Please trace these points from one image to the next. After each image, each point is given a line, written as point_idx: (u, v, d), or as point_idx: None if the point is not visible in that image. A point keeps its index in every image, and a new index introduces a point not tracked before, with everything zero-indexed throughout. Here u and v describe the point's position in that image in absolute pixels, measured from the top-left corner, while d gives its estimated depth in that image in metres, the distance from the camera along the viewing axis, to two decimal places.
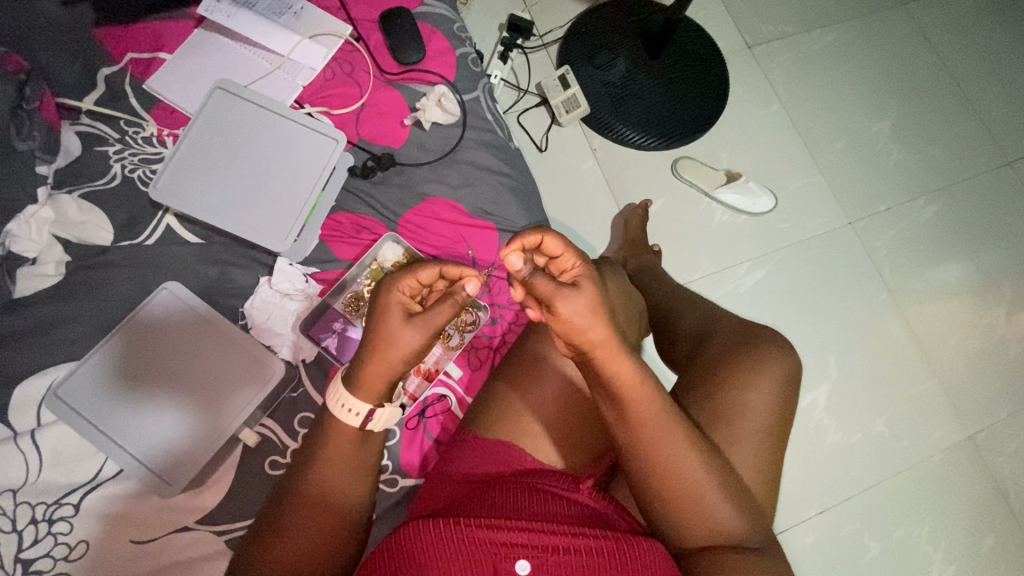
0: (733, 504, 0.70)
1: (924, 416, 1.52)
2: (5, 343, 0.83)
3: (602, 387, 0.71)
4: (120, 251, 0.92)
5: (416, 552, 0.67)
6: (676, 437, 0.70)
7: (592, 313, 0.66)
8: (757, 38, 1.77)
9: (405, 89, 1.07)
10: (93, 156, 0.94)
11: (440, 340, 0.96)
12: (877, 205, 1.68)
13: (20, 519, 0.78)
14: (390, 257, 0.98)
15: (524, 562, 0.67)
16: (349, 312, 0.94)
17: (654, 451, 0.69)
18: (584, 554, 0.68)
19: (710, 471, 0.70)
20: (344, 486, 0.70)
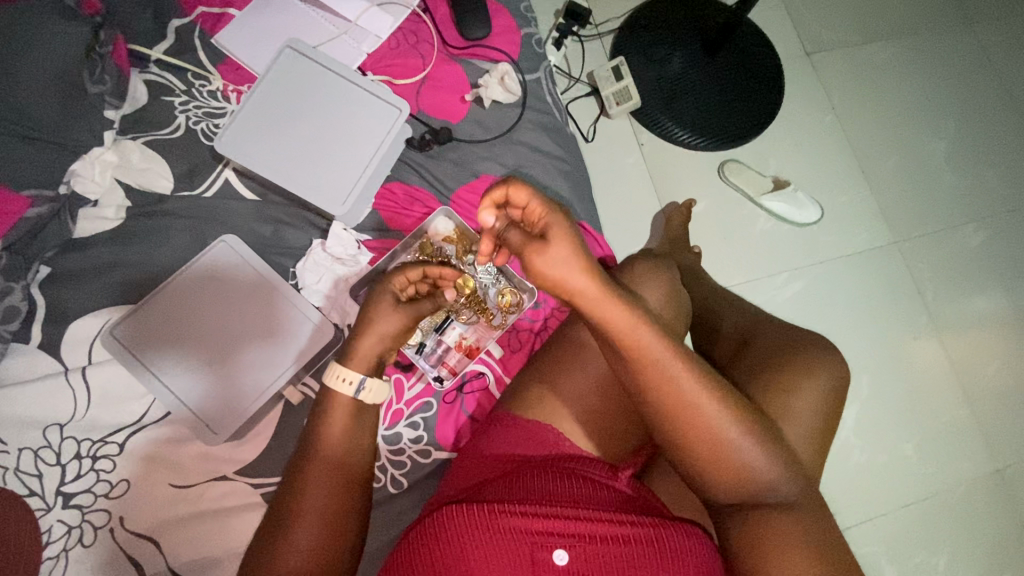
0: (763, 456, 0.66)
1: (954, 445, 1.48)
2: (63, 280, 0.87)
3: (602, 336, 0.67)
4: (178, 201, 0.93)
5: (452, 535, 0.68)
6: (693, 387, 0.65)
7: (571, 262, 0.63)
8: (817, 45, 1.73)
9: (468, 64, 1.06)
10: (159, 106, 0.96)
11: (482, 317, 0.97)
12: (925, 226, 1.64)
13: (65, 453, 0.80)
14: (441, 231, 0.97)
15: (562, 553, 0.67)
16: None
17: (671, 405, 0.65)
18: (623, 546, 0.68)
19: (733, 418, 0.66)
20: (349, 450, 0.69)
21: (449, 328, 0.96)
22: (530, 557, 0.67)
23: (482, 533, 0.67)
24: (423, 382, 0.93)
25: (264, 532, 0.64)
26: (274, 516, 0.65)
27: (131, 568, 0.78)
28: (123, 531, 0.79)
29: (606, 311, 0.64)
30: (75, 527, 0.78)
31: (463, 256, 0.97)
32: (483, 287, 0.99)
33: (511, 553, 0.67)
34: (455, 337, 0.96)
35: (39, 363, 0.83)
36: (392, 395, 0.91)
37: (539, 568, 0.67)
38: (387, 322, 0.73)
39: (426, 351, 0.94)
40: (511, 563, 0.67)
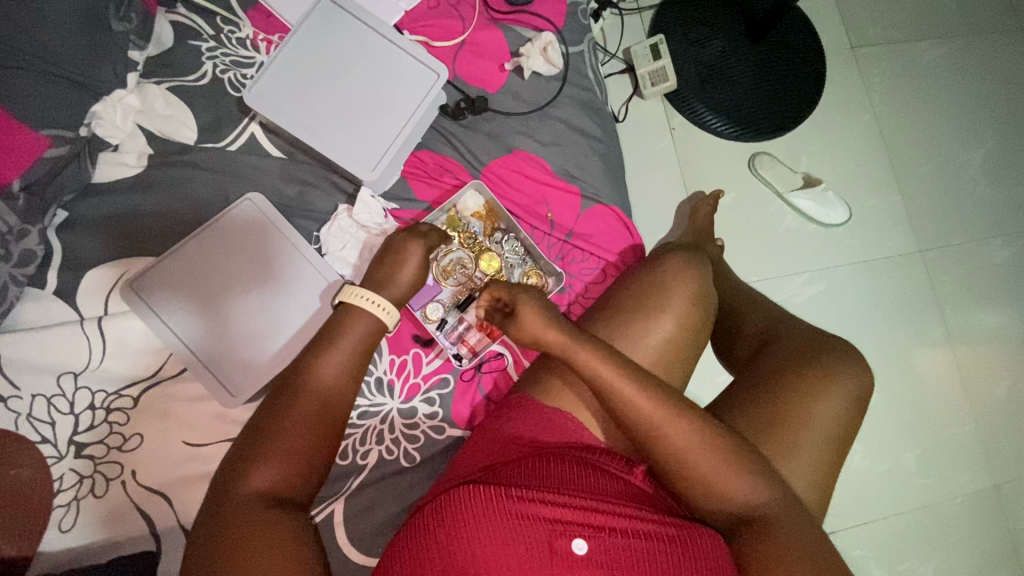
0: (745, 474, 0.69)
1: (955, 459, 1.49)
2: (82, 227, 0.84)
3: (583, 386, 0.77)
4: (202, 153, 0.89)
5: (465, 518, 0.66)
6: (668, 422, 0.70)
7: (541, 320, 0.78)
8: (863, 39, 1.66)
9: (509, 31, 1.01)
10: (185, 50, 0.91)
11: None
12: (951, 238, 1.60)
13: (78, 403, 0.79)
14: (470, 205, 0.95)
15: (581, 542, 0.66)
16: None
17: (639, 433, 0.71)
18: (644, 539, 0.67)
19: (717, 446, 0.69)
20: (336, 394, 0.65)
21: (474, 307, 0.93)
22: (548, 546, 0.65)
23: (498, 520, 0.65)
24: (441, 358, 0.91)
25: (224, 473, 0.59)
26: (237, 452, 0.60)
27: (143, 522, 0.78)
28: (136, 484, 0.79)
29: (582, 361, 0.74)
30: (87, 478, 0.78)
31: (491, 234, 0.97)
32: (509, 269, 0.96)
33: (529, 540, 0.65)
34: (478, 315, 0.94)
35: (55, 310, 0.81)
36: (409, 368, 0.90)
37: (557, 558, 0.65)
38: (413, 267, 0.77)
39: (449, 328, 0.93)
40: (526, 550, 0.65)
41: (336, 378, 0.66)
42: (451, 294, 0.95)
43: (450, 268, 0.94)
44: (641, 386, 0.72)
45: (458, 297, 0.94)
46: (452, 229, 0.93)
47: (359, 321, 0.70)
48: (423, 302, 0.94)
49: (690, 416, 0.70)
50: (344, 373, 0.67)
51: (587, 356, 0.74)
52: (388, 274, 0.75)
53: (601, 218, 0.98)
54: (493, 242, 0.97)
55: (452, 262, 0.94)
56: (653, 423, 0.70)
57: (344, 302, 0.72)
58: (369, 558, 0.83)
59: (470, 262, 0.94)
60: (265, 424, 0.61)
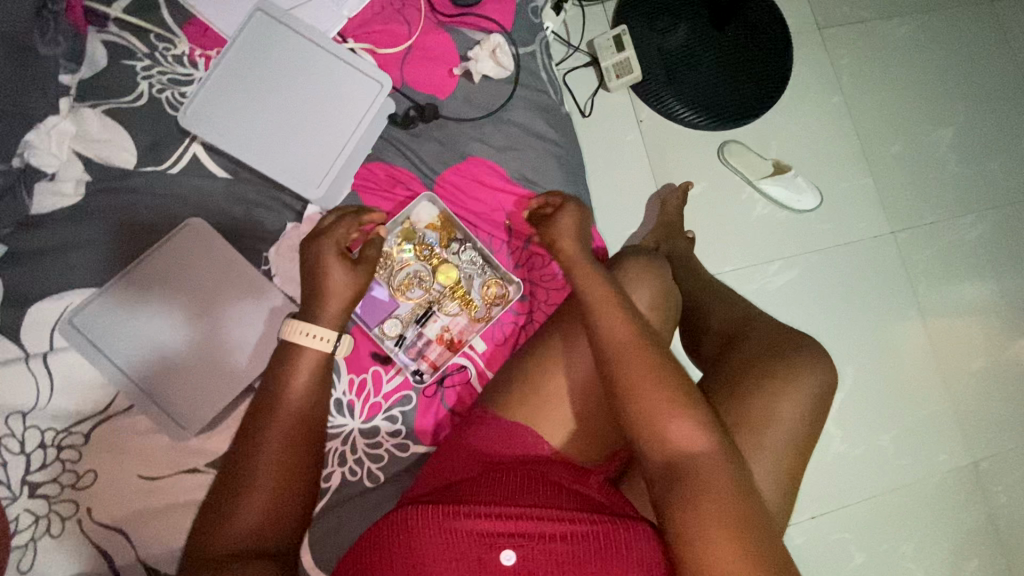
0: (698, 422, 0.64)
1: (932, 436, 1.50)
2: (22, 261, 0.82)
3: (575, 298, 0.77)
4: (143, 177, 0.87)
5: (403, 537, 0.65)
6: (637, 345, 0.68)
7: (571, 230, 0.81)
8: (830, 20, 1.64)
9: (457, 34, 0.98)
10: (119, 71, 0.88)
11: (464, 309, 0.94)
12: (924, 218, 1.60)
13: (29, 442, 0.77)
14: (424, 218, 0.94)
15: (510, 553, 0.65)
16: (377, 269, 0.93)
17: (608, 349, 0.70)
18: (572, 544, 0.65)
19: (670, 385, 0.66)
20: (294, 441, 0.64)
21: (433, 322, 0.94)
22: (477, 559, 0.64)
23: (429, 537, 0.65)
24: (402, 375, 0.90)
25: (196, 536, 0.60)
26: (208, 512, 0.61)
27: (102, 559, 0.76)
28: (92, 521, 0.77)
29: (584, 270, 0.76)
30: (43, 517, 0.76)
31: (447, 245, 0.95)
32: (468, 279, 0.95)
33: (459, 556, 0.64)
34: (437, 329, 0.94)
35: None
36: (369, 387, 0.88)
37: (485, 571, 0.64)
38: (342, 284, 0.74)
39: (407, 345, 0.92)
40: (456, 564, 0.64)
41: (293, 424, 0.65)
42: (410, 309, 0.93)
43: (407, 283, 0.93)
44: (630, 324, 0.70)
45: (416, 312, 0.93)
46: (407, 241, 0.92)
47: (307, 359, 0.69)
48: (380, 318, 0.92)
49: (655, 348, 0.68)
50: (301, 419, 0.66)
51: (592, 281, 0.75)
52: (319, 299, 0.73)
53: None
54: (449, 252, 0.95)
55: (408, 277, 0.93)
56: (626, 362, 0.68)
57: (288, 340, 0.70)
58: None
59: (428, 275, 0.94)
60: (231, 482, 0.62)
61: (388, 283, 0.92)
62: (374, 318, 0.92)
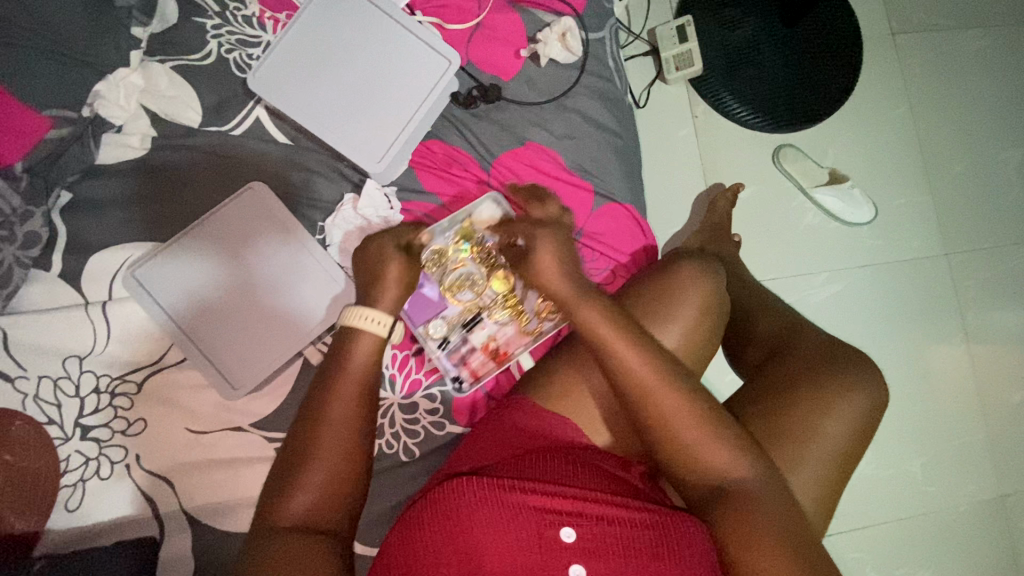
0: (733, 451, 0.65)
1: (974, 476, 1.37)
2: (85, 209, 0.83)
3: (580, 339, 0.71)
4: (207, 136, 0.87)
5: (456, 510, 0.64)
6: (658, 388, 0.66)
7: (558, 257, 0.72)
8: (908, 24, 1.50)
9: (527, 15, 0.97)
10: (189, 27, 0.88)
11: (514, 321, 0.91)
12: (985, 239, 1.46)
13: (84, 386, 0.80)
14: (486, 217, 0.91)
15: (570, 530, 0.63)
16: (430, 266, 0.90)
17: (631, 397, 0.67)
18: (630, 529, 0.63)
19: (698, 423, 0.65)
20: (353, 425, 0.64)
21: (479, 329, 0.91)
22: (537, 535, 0.63)
23: (486, 509, 0.63)
24: (444, 355, 0.90)
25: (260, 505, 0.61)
26: (271, 482, 0.61)
27: (146, 505, 0.79)
28: (140, 469, 0.80)
29: (583, 312, 0.69)
30: (92, 460, 0.78)
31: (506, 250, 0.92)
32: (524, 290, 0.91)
33: (518, 530, 0.62)
34: (483, 337, 0.91)
35: (61, 294, 0.81)
36: (411, 364, 0.89)
37: (546, 548, 0.62)
38: (397, 271, 0.72)
39: (450, 348, 0.90)
40: (516, 537, 0.62)
41: (354, 403, 0.65)
42: (458, 312, 0.91)
43: (458, 285, 0.91)
44: (643, 351, 0.67)
45: (463, 317, 0.91)
46: (464, 241, 0.90)
47: (363, 342, 0.67)
48: (426, 317, 0.90)
49: (679, 386, 0.66)
50: (362, 399, 0.65)
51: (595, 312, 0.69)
52: (372, 290, 0.71)
53: (614, 217, 0.95)
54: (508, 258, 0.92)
55: (461, 278, 0.91)
56: (649, 391, 0.66)
57: (348, 324, 0.69)
58: (367, 547, 0.85)
59: (481, 279, 0.92)
60: (294, 455, 0.62)
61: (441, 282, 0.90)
62: (420, 318, 0.89)
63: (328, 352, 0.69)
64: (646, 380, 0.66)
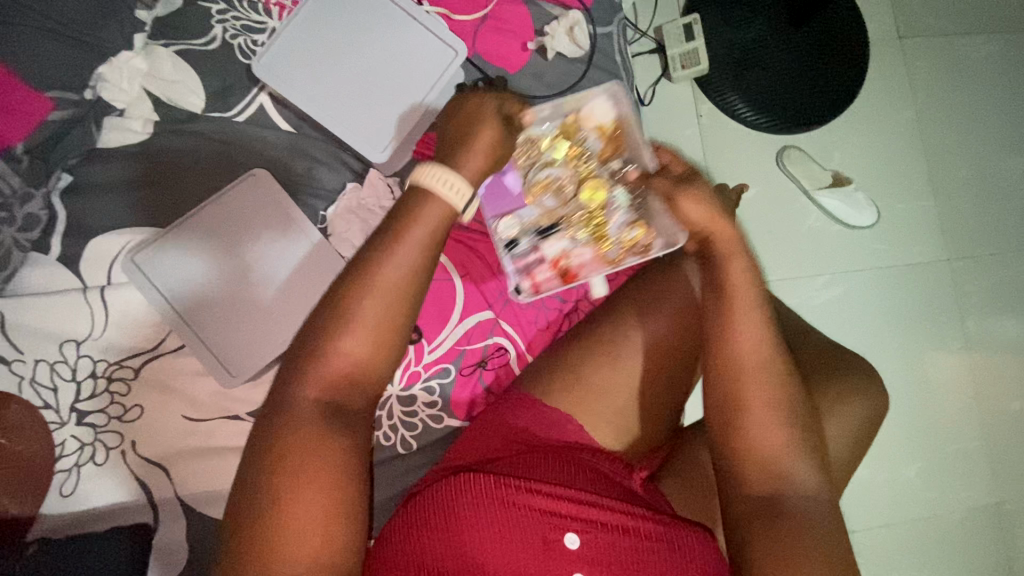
0: (808, 463, 0.64)
1: (969, 482, 1.37)
2: (84, 192, 0.83)
3: (711, 294, 0.71)
4: (210, 122, 0.87)
5: (458, 509, 0.63)
6: (766, 368, 0.66)
7: (710, 211, 0.72)
8: (917, 27, 1.49)
9: (535, 7, 0.96)
10: (194, 12, 0.88)
11: (594, 244, 0.92)
12: (987, 246, 1.45)
13: (81, 370, 0.79)
14: (597, 112, 0.91)
15: (574, 537, 0.64)
16: (518, 157, 0.90)
17: (737, 368, 0.67)
18: (633, 538, 0.64)
19: (787, 423, 0.65)
20: (396, 310, 0.58)
21: (551, 240, 0.92)
22: (541, 540, 0.63)
23: (491, 512, 0.63)
24: (444, 347, 0.90)
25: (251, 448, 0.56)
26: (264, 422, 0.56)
27: (142, 492, 0.79)
28: (135, 455, 0.79)
29: (728, 270, 0.71)
30: (88, 445, 0.78)
31: (605, 161, 0.92)
32: (611, 212, 0.92)
33: (522, 532, 0.63)
34: (555, 251, 0.92)
35: (59, 278, 0.80)
36: (410, 357, 0.88)
37: (550, 552, 0.63)
38: (486, 137, 0.65)
39: (519, 251, 0.91)
40: (520, 541, 0.63)
41: (403, 287, 0.59)
42: (539, 211, 0.92)
43: (543, 185, 0.91)
44: (767, 336, 0.68)
45: (540, 221, 0.92)
46: (563, 137, 0.90)
47: (432, 209, 0.61)
48: (503, 208, 0.92)
49: (785, 379, 0.66)
50: (412, 284, 0.59)
51: (740, 269, 0.70)
52: (454, 150, 0.64)
53: None
54: (605, 169, 0.92)
55: (549, 179, 0.92)
56: (751, 368, 0.67)
57: (422, 180, 0.62)
58: None
59: (571, 187, 0.92)
60: (328, 328, 0.57)
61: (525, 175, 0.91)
62: (497, 207, 0.92)
63: (384, 220, 0.61)
64: (756, 357, 0.67)
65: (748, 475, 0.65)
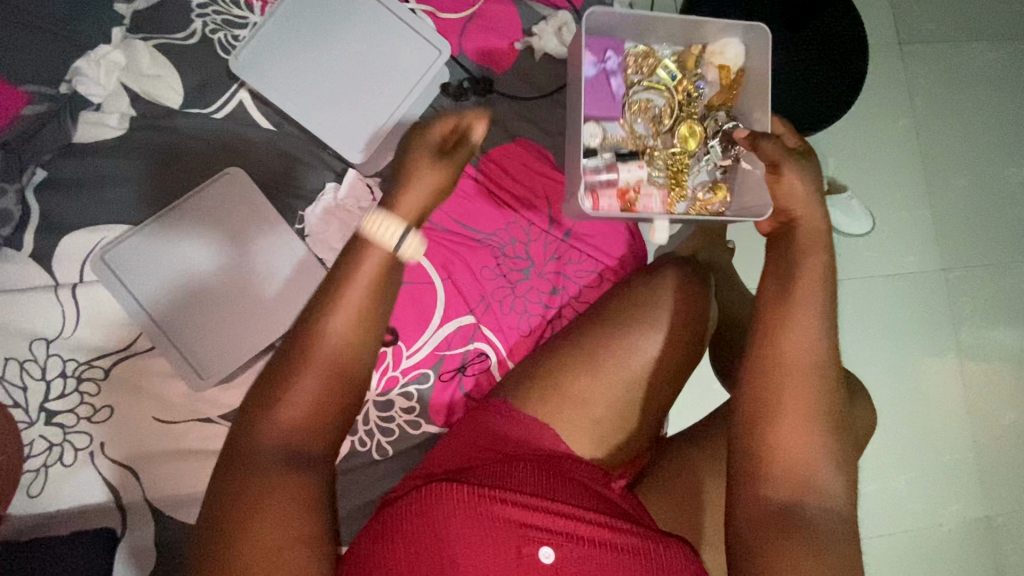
0: (838, 476, 0.59)
1: (959, 495, 1.34)
2: (57, 188, 0.81)
3: (777, 275, 0.66)
4: (187, 118, 0.85)
5: (428, 521, 0.60)
6: (822, 364, 0.61)
7: (808, 193, 0.68)
8: (915, 34, 1.46)
9: (523, 7, 0.95)
10: (174, 5, 0.86)
11: (667, 189, 0.90)
12: (983, 256, 1.42)
13: (50, 369, 0.78)
14: (725, 56, 0.91)
15: (549, 551, 0.61)
16: (630, 65, 0.91)
17: (789, 358, 0.62)
18: (610, 551, 0.62)
19: (830, 430, 0.60)
20: (346, 353, 0.55)
21: (630, 162, 0.87)
22: (515, 553, 0.61)
23: (463, 523, 0.60)
24: (423, 352, 0.88)
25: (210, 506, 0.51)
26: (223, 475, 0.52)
27: (110, 495, 0.77)
28: (104, 457, 0.78)
29: (806, 254, 0.65)
30: (56, 445, 0.77)
31: (713, 109, 0.92)
32: (696, 164, 0.91)
33: (495, 544, 0.60)
34: (628, 179, 0.87)
35: (30, 274, 0.79)
36: (388, 360, 0.87)
37: (524, 566, 0.61)
38: (426, 174, 0.62)
39: (595, 162, 0.88)
40: (493, 554, 0.60)
41: (352, 327, 0.55)
42: (627, 132, 0.91)
43: (641, 107, 0.91)
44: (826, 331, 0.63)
45: (624, 142, 0.91)
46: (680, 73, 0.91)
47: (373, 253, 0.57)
48: (597, 110, 0.89)
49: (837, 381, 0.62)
50: (360, 324, 0.56)
51: (816, 264, 0.65)
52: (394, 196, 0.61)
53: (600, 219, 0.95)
54: (708, 118, 0.92)
55: (648, 104, 0.91)
56: (808, 364, 0.61)
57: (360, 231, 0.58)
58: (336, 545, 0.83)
59: (667, 124, 0.92)
60: (273, 379, 0.54)
61: (633, 90, 0.90)
62: (591, 104, 0.88)
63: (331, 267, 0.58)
64: (817, 351, 0.61)
65: (768, 478, 0.60)
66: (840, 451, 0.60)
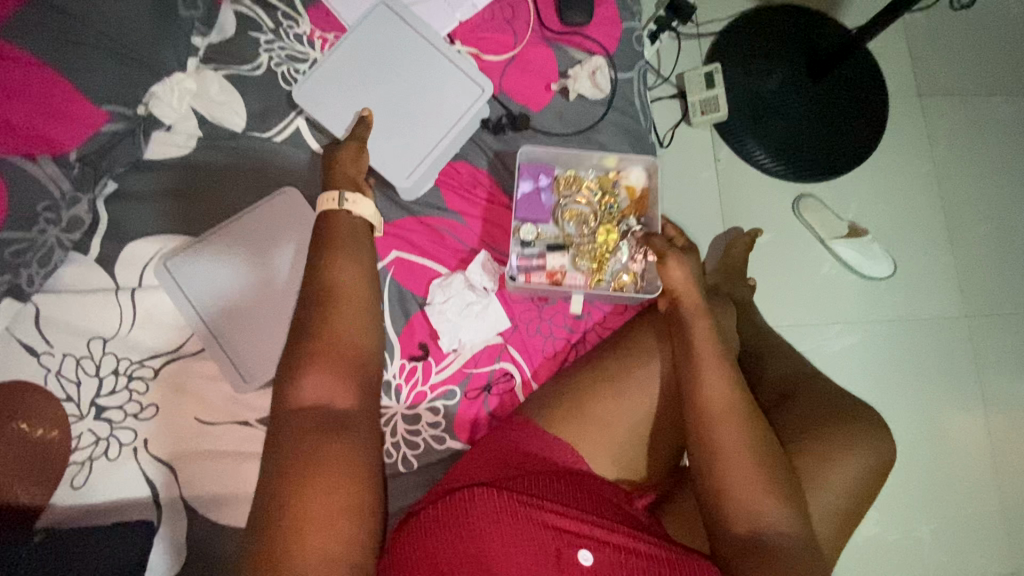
0: (779, 507, 0.65)
1: (984, 548, 1.30)
2: (127, 199, 0.88)
3: (680, 349, 0.77)
4: (249, 141, 0.93)
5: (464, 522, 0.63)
6: (731, 414, 0.70)
7: (687, 273, 0.81)
8: (935, 87, 1.51)
9: (560, 51, 1.02)
10: (244, 40, 0.95)
11: (590, 273, 0.94)
12: (1003, 305, 1.43)
13: (104, 367, 0.83)
14: (633, 176, 0.98)
15: (587, 553, 0.63)
16: (558, 185, 0.97)
17: (700, 419, 0.71)
18: (645, 559, 0.64)
19: (760, 470, 0.67)
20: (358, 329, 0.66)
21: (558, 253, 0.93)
22: (554, 555, 0.63)
23: (500, 523, 0.63)
24: (451, 368, 0.92)
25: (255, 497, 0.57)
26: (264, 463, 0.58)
27: (148, 490, 0.81)
28: (147, 453, 0.81)
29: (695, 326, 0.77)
30: (102, 440, 0.81)
31: (626, 216, 0.97)
32: (619, 249, 0.95)
33: (532, 545, 0.63)
34: (556, 264, 0.93)
35: (95, 278, 0.85)
36: (418, 375, 0.91)
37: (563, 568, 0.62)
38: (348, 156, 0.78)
39: (529, 250, 0.94)
40: (532, 555, 0.62)
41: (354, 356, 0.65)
42: (558, 232, 0.97)
43: (571, 211, 0.96)
44: (726, 385, 0.72)
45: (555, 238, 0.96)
46: (601, 185, 0.97)
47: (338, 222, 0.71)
48: (530, 215, 0.94)
49: (753, 424, 0.69)
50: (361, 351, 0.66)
51: (704, 330, 0.76)
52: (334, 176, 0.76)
53: None
54: (621, 224, 0.97)
55: (575, 211, 0.96)
56: (715, 417, 0.70)
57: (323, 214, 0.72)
58: None
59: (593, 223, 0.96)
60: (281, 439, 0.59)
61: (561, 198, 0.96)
62: (525, 211, 0.94)
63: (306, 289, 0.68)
64: (720, 406, 0.70)
65: (721, 523, 0.67)
66: (775, 484, 0.66)
